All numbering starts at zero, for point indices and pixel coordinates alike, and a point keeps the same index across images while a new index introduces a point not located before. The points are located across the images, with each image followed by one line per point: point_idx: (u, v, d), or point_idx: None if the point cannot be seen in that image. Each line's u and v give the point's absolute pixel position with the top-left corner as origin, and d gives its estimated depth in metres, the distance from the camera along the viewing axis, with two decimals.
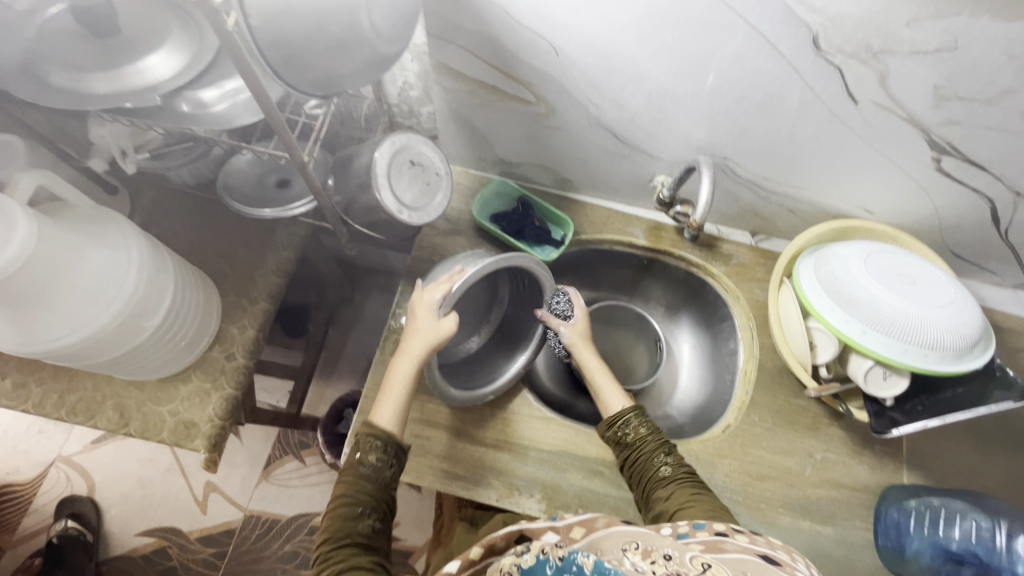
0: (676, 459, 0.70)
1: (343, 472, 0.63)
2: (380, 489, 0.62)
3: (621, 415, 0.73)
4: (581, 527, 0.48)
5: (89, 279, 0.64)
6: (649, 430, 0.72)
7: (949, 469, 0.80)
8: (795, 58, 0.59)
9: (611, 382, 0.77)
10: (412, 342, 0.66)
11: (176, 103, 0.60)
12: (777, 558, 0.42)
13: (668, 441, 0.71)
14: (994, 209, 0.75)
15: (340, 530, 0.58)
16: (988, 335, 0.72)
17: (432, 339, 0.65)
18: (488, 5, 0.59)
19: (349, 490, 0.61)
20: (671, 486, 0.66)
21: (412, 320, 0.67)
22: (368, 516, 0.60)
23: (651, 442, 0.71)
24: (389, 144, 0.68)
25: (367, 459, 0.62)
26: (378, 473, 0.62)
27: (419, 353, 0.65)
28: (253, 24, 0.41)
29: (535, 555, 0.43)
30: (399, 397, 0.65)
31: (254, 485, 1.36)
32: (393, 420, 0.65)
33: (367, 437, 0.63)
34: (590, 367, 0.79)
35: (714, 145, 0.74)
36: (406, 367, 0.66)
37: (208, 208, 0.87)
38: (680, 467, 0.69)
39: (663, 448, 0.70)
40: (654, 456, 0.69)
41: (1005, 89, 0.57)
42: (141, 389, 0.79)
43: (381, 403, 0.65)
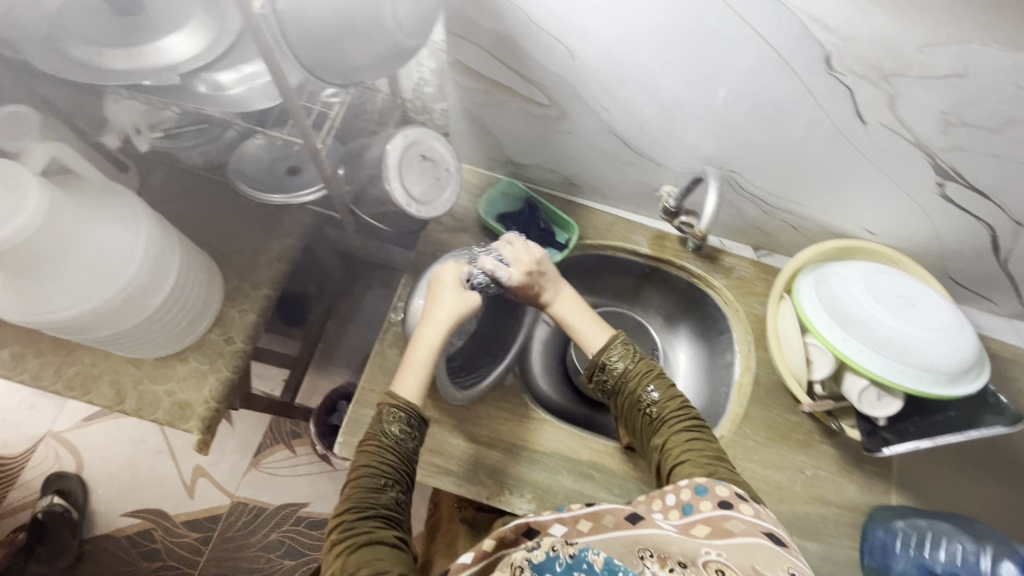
0: (662, 392, 0.69)
1: (364, 444, 0.63)
2: (401, 462, 0.62)
3: (599, 359, 0.73)
4: (588, 520, 0.53)
5: (96, 255, 0.64)
6: (630, 363, 0.72)
7: (938, 493, 0.80)
8: (806, 76, 0.59)
9: (588, 321, 0.76)
10: (438, 312, 0.68)
11: (195, 84, 0.61)
12: (779, 536, 0.48)
13: (652, 372, 0.71)
14: (994, 237, 0.76)
15: (362, 500, 0.58)
16: (983, 361, 0.73)
17: (459, 311, 0.68)
18: (508, 7, 0.60)
19: (371, 460, 0.61)
20: (663, 429, 0.66)
21: (437, 290, 0.70)
22: (390, 489, 0.60)
23: (632, 379, 0.71)
24: (403, 136, 0.68)
25: (391, 430, 0.63)
26: (400, 444, 0.63)
27: (447, 321, 0.67)
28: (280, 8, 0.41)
29: (546, 551, 0.45)
30: (423, 369, 0.66)
31: (243, 472, 1.36)
32: (418, 391, 0.65)
33: (391, 407, 0.64)
34: (565, 313, 0.76)
35: (722, 157, 0.75)
36: (433, 336, 0.67)
37: (217, 191, 0.88)
38: (667, 402, 0.68)
39: (645, 383, 0.70)
40: (638, 395, 0.70)
41: (1011, 118, 0.58)
42: (139, 366, 0.79)
43: (405, 374, 0.66)
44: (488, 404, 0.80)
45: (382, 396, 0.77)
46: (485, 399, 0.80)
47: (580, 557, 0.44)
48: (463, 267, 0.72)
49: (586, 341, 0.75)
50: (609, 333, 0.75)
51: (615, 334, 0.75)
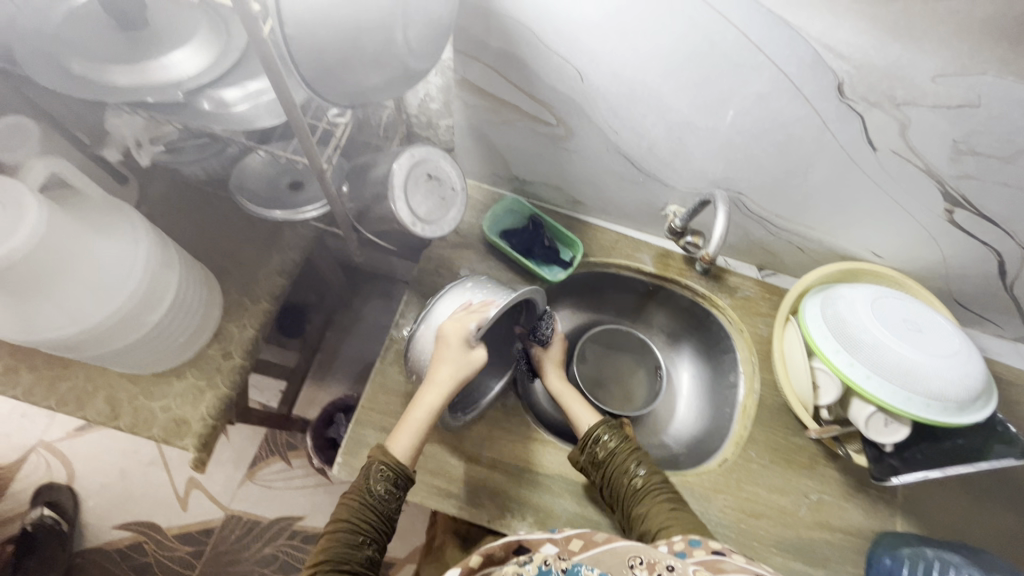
0: (649, 467, 0.71)
1: (347, 496, 0.62)
2: (381, 521, 0.62)
3: (592, 433, 0.74)
4: (579, 538, 0.49)
5: (93, 271, 0.63)
6: (621, 440, 0.74)
7: (944, 519, 0.80)
8: (818, 102, 0.59)
9: (579, 399, 0.81)
10: (441, 372, 0.66)
11: (199, 101, 0.59)
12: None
13: (639, 449, 0.73)
14: (1001, 262, 0.76)
15: (338, 555, 0.58)
16: (991, 389, 0.72)
17: (462, 373, 0.66)
18: (518, 28, 0.59)
19: (350, 515, 0.60)
20: (649, 498, 0.68)
21: (442, 347, 0.66)
22: (367, 546, 0.60)
23: (621, 452, 0.72)
24: (408, 156, 0.68)
25: (376, 487, 0.62)
26: (382, 505, 0.62)
27: (450, 386, 0.66)
28: (289, 33, 0.41)
29: (538, 565, 0.45)
30: (417, 429, 0.65)
31: (237, 484, 1.34)
32: (410, 451, 0.64)
33: (380, 465, 0.62)
34: (556, 387, 0.83)
35: (729, 179, 0.75)
36: (434, 399, 0.65)
37: (218, 204, 0.87)
38: (652, 475, 0.70)
39: (634, 457, 0.72)
40: (626, 469, 0.71)
41: (1022, 148, 0.57)
42: (135, 382, 0.77)
43: (400, 432, 0.65)
44: (491, 425, 0.79)
45: (383, 416, 0.76)
46: (488, 419, 0.79)
47: (572, 571, 0.45)
48: (470, 321, 0.66)
49: (577, 419, 0.79)
50: (598, 416, 0.79)
51: (604, 415, 0.80)
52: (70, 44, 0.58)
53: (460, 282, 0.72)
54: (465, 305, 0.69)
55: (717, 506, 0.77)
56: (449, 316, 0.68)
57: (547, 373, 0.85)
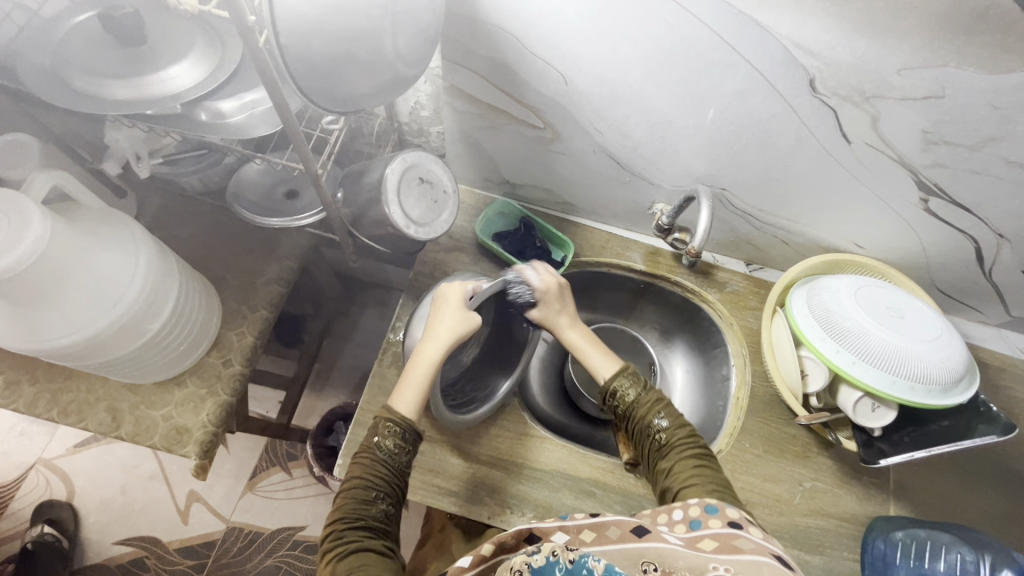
0: (672, 420, 0.70)
1: (358, 455, 0.63)
2: (394, 477, 0.62)
3: (610, 386, 0.74)
4: (591, 530, 0.50)
5: (93, 280, 0.64)
6: (640, 391, 0.73)
7: (935, 502, 0.81)
8: (793, 98, 0.62)
9: (598, 349, 0.78)
10: (440, 328, 0.66)
11: (197, 112, 0.62)
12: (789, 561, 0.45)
13: (663, 399, 0.72)
14: (979, 249, 0.78)
15: (353, 511, 0.59)
16: (973, 371, 0.74)
17: (461, 327, 0.66)
18: (503, 34, 0.62)
19: (363, 473, 0.61)
20: (671, 454, 0.67)
21: (441, 307, 0.68)
22: (381, 501, 0.60)
23: (644, 404, 0.72)
24: (401, 160, 0.69)
25: (384, 443, 0.62)
26: (393, 459, 0.62)
27: (449, 338, 0.65)
28: (283, 43, 0.42)
29: (546, 555, 0.44)
30: (419, 385, 0.65)
31: (238, 496, 1.34)
32: (414, 406, 0.64)
33: (386, 422, 0.63)
34: (572, 337, 0.78)
35: (713, 176, 0.77)
36: (433, 353, 0.65)
37: (216, 215, 0.89)
38: (676, 429, 0.70)
39: (655, 409, 0.71)
40: (648, 418, 0.71)
41: (989, 136, 0.60)
42: (135, 392, 0.79)
43: (403, 387, 0.65)
44: (489, 423, 0.80)
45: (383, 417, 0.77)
46: (486, 418, 0.80)
47: (580, 562, 0.44)
48: (467, 285, 0.70)
49: (597, 370, 0.76)
50: (619, 364, 0.76)
51: (626, 364, 0.76)
52: (69, 60, 0.60)
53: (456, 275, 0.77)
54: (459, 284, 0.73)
55: None
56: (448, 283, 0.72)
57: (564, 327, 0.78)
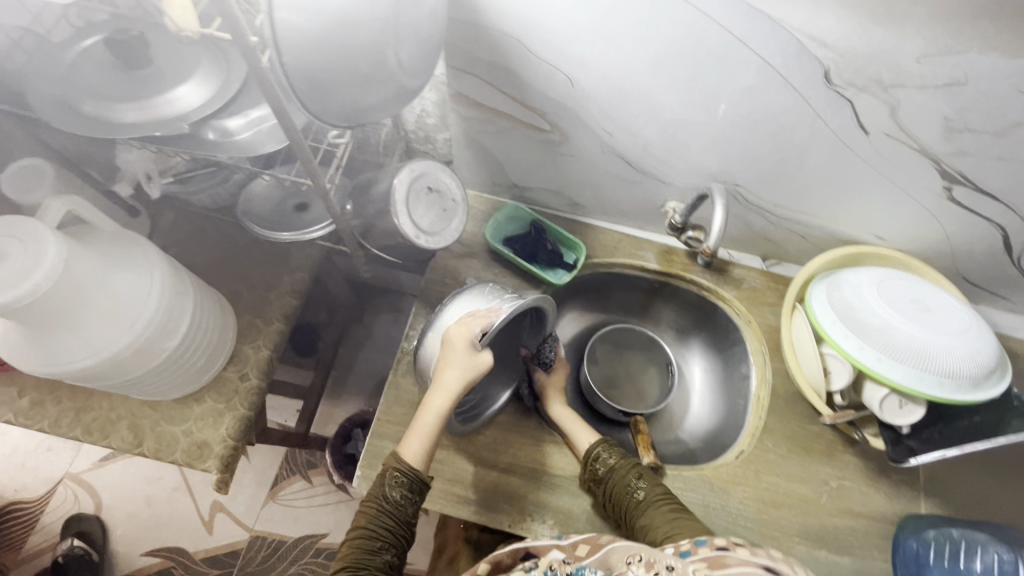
0: (649, 484, 0.72)
1: (365, 503, 0.65)
2: (399, 527, 0.64)
3: (591, 452, 0.75)
4: (585, 545, 0.52)
5: (108, 301, 0.64)
6: (619, 457, 0.75)
7: (967, 498, 0.79)
8: (806, 91, 0.60)
9: (579, 420, 0.80)
10: (448, 376, 0.65)
11: (204, 131, 0.62)
12: (780, 564, 0.42)
13: (640, 463, 0.74)
14: (1006, 237, 0.76)
15: (356, 561, 0.61)
16: (1004, 363, 0.71)
17: (468, 375, 0.65)
18: (506, 40, 0.61)
19: (368, 523, 0.63)
20: (649, 512, 0.68)
21: (449, 351, 0.66)
22: (385, 551, 0.63)
23: (622, 469, 0.73)
24: (409, 171, 0.69)
25: (391, 494, 0.64)
26: (399, 511, 0.64)
27: (457, 389, 0.65)
28: (286, 61, 0.42)
29: (543, 570, 0.49)
30: (426, 435, 0.66)
31: (260, 505, 1.35)
32: (421, 457, 0.65)
33: (393, 472, 0.64)
34: (557, 411, 0.80)
35: (725, 172, 0.76)
36: (442, 403, 0.65)
37: (228, 230, 0.89)
38: (653, 489, 0.72)
39: (634, 471, 0.73)
40: (627, 482, 0.72)
41: (1014, 121, 0.58)
42: (155, 408, 0.79)
43: (410, 437, 0.66)
44: (507, 431, 0.79)
45: (400, 428, 0.77)
46: (504, 425, 0.80)
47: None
48: (475, 326, 0.65)
49: (575, 439, 0.78)
50: (597, 436, 0.78)
51: (603, 437, 0.78)
52: (79, 86, 0.60)
53: (468, 287, 0.73)
54: (470, 312, 0.68)
55: (737, 498, 0.77)
56: (457, 320, 0.68)
57: (549, 400, 0.81)
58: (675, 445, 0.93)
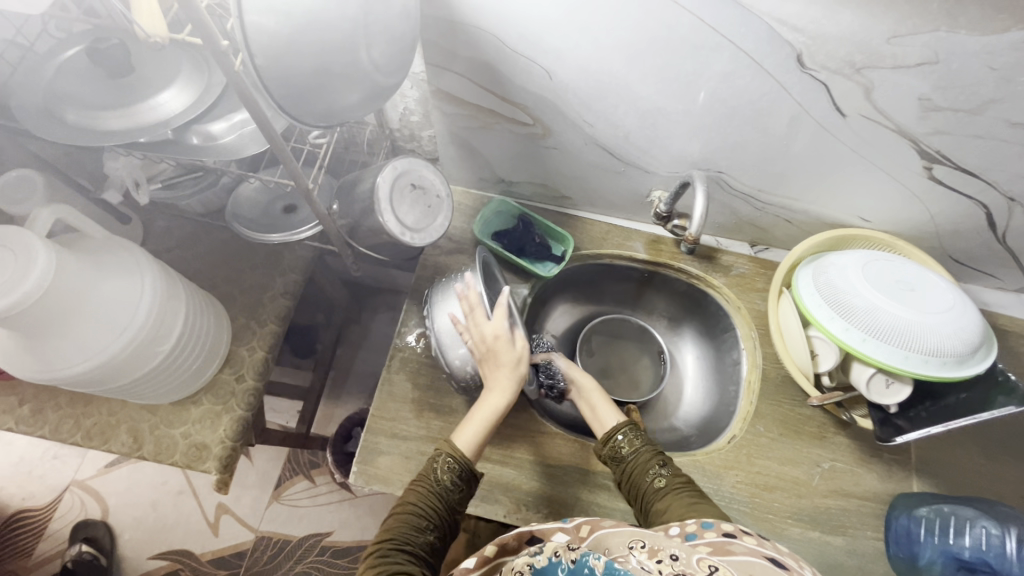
0: (672, 471, 0.68)
1: (415, 482, 0.64)
2: (446, 512, 0.63)
3: (614, 431, 0.73)
4: (589, 525, 0.50)
5: (100, 307, 0.65)
6: (644, 443, 0.71)
7: (959, 476, 0.80)
8: (781, 75, 0.60)
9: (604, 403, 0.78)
10: (504, 375, 0.70)
11: (188, 136, 0.64)
12: (785, 562, 0.41)
13: (664, 453, 0.70)
14: (989, 215, 0.76)
15: (402, 534, 0.59)
16: (990, 340, 0.72)
17: (521, 370, 0.70)
18: (482, 35, 0.61)
19: (419, 499, 0.62)
20: (669, 495, 0.64)
21: (498, 349, 0.70)
22: (429, 533, 0.61)
23: (645, 454, 0.70)
24: (391, 168, 0.70)
25: (443, 475, 0.64)
26: (449, 494, 0.64)
27: (513, 389, 0.70)
28: (259, 64, 0.42)
29: (548, 556, 0.47)
30: (484, 423, 0.68)
31: (265, 505, 1.37)
32: (479, 444, 0.67)
33: (449, 454, 0.65)
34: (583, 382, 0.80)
35: (707, 160, 0.76)
36: (499, 400, 0.69)
37: (219, 234, 0.90)
38: (676, 477, 0.67)
39: (656, 459, 0.69)
40: (649, 467, 0.68)
41: (989, 99, 0.58)
42: (154, 412, 0.81)
43: (466, 425, 0.68)
44: (501, 424, 0.80)
45: (394, 423, 0.78)
46: (498, 418, 0.81)
47: (581, 561, 0.45)
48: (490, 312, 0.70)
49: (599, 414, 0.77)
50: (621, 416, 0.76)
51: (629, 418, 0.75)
52: (61, 95, 0.61)
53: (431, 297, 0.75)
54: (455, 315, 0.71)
55: (729, 483, 0.78)
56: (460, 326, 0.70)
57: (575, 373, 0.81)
58: (669, 432, 0.94)
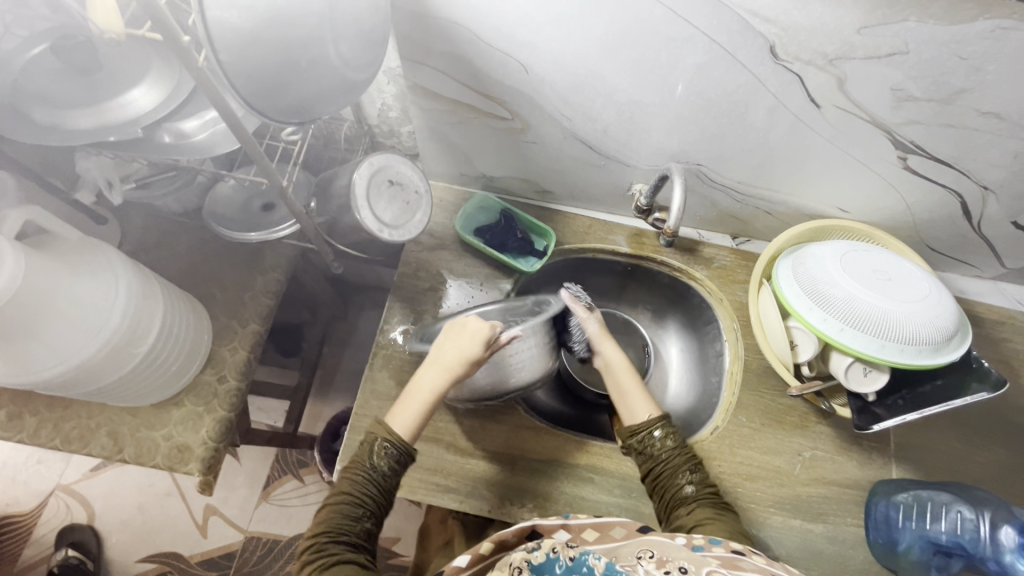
0: (700, 477, 0.69)
1: (349, 469, 0.64)
2: (383, 497, 0.63)
3: (649, 427, 0.72)
4: (593, 530, 0.52)
5: (74, 308, 0.64)
6: (677, 446, 0.71)
7: (937, 461, 0.81)
8: (755, 67, 0.60)
9: (637, 391, 0.76)
10: (448, 355, 0.65)
11: (159, 134, 0.63)
12: None
13: (694, 458, 0.71)
14: (964, 203, 0.77)
15: (336, 526, 0.60)
16: (965, 327, 0.73)
17: (467, 359, 0.64)
18: (457, 29, 0.61)
19: (353, 489, 0.62)
20: (695, 507, 0.66)
21: (464, 340, 0.65)
22: (365, 519, 0.62)
23: (676, 457, 0.70)
24: (368, 164, 0.69)
25: (378, 462, 0.64)
26: (385, 479, 0.64)
27: (451, 371, 0.65)
28: (223, 59, 0.42)
29: (546, 551, 0.46)
30: (420, 408, 0.67)
31: (254, 506, 1.36)
32: (410, 430, 0.67)
33: (382, 440, 0.65)
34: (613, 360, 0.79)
35: (686, 152, 0.76)
36: (437, 379, 0.66)
37: (198, 233, 0.89)
38: (702, 486, 0.69)
39: (688, 465, 0.69)
40: (679, 473, 0.69)
41: (959, 88, 0.59)
42: (134, 414, 0.80)
43: (399, 410, 0.68)
44: (485, 419, 0.80)
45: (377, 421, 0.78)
46: (482, 414, 0.80)
47: (579, 560, 0.45)
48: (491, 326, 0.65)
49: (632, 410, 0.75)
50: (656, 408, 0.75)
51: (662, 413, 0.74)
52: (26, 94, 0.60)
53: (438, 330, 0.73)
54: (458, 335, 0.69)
55: (712, 473, 0.78)
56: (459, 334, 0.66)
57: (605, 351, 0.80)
58: None
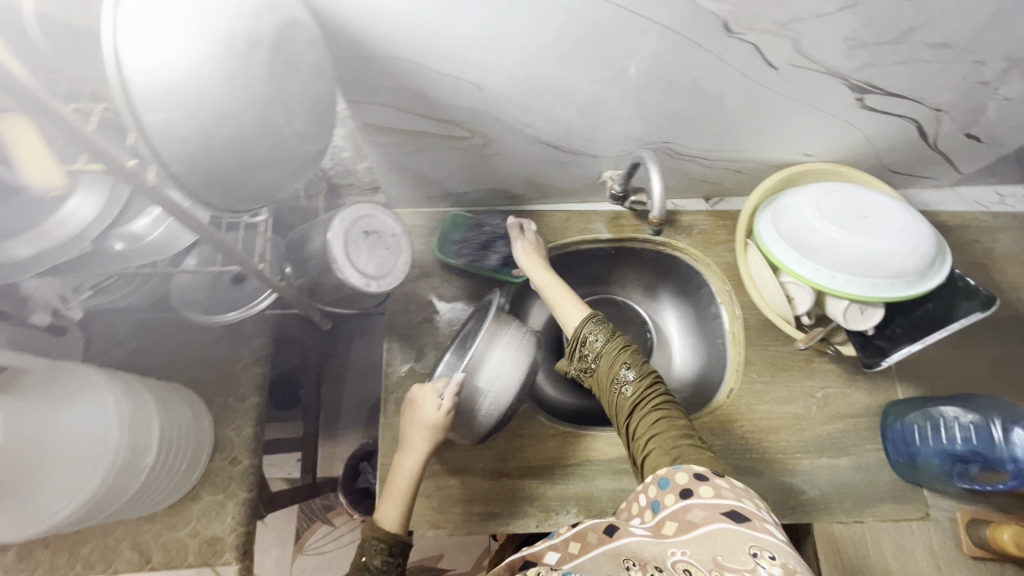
0: (638, 369, 0.67)
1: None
2: None
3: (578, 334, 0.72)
4: (575, 541, 0.53)
5: (66, 444, 0.60)
6: (606, 340, 0.70)
7: (935, 372, 0.86)
8: (708, 43, 0.59)
9: (564, 297, 0.76)
10: (416, 436, 0.69)
11: (111, 243, 0.58)
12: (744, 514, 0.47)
13: (627, 346, 0.69)
14: (920, 127, 0.79)
15: None
16: (943, 247, 0.76)
17: (431, 430, 0.68)
18: (402, 63, 0.58)
19: None
20: (638, 407, 0.65)
21: (417, 411, 0.69)
22: None
23: (608, 355, 0.69)
24: (340, 220, 0.66)
25: (374, 562, 0.63)
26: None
27: (424, 452, 0.69)
28: (176, 170, 0.38)
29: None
30: (402, 497, 0.68)
31: (290, 561, 1.34)
32: (398, 521, 0.66)
33: (372, 540, 0.65)
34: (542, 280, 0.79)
35: (652, 134, 0.76)
36: (414, 463, 0.69)
37: (168, 319, 0.84)
38: (644, 380, 0.66)
39: (621, 361, 0.68)
40: (614, 369, 0.68)
41: (908, 28, 0.59)
42: (152, 520, 0.76)
43: (387, 504, 0.68)
44: (511, 436, 0.80)
45: None
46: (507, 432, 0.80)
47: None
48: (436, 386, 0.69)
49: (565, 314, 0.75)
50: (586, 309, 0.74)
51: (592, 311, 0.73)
52: None
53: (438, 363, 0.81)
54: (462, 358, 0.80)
55: (738, 434, 0.81)
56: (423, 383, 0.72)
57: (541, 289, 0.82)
58: None
